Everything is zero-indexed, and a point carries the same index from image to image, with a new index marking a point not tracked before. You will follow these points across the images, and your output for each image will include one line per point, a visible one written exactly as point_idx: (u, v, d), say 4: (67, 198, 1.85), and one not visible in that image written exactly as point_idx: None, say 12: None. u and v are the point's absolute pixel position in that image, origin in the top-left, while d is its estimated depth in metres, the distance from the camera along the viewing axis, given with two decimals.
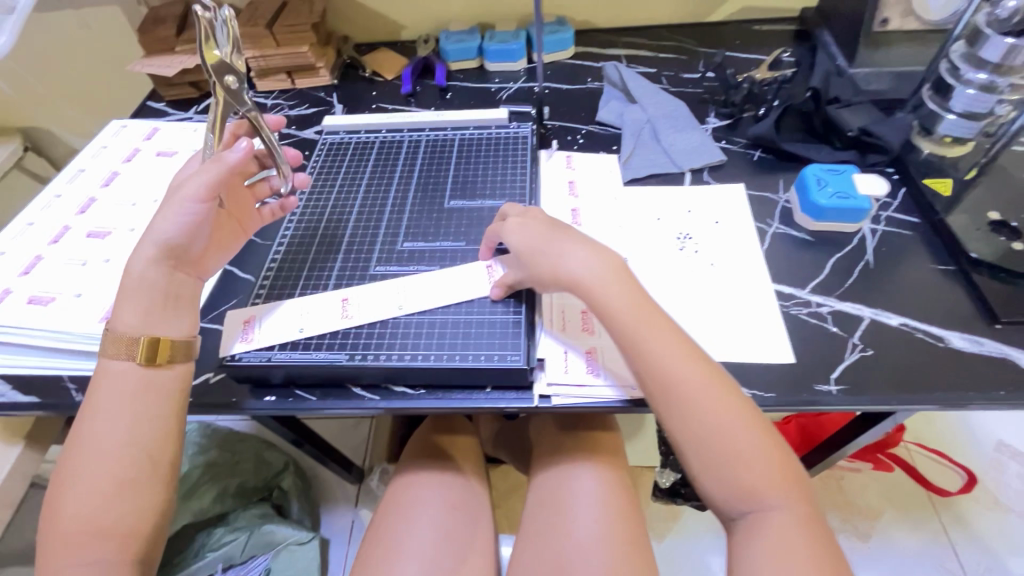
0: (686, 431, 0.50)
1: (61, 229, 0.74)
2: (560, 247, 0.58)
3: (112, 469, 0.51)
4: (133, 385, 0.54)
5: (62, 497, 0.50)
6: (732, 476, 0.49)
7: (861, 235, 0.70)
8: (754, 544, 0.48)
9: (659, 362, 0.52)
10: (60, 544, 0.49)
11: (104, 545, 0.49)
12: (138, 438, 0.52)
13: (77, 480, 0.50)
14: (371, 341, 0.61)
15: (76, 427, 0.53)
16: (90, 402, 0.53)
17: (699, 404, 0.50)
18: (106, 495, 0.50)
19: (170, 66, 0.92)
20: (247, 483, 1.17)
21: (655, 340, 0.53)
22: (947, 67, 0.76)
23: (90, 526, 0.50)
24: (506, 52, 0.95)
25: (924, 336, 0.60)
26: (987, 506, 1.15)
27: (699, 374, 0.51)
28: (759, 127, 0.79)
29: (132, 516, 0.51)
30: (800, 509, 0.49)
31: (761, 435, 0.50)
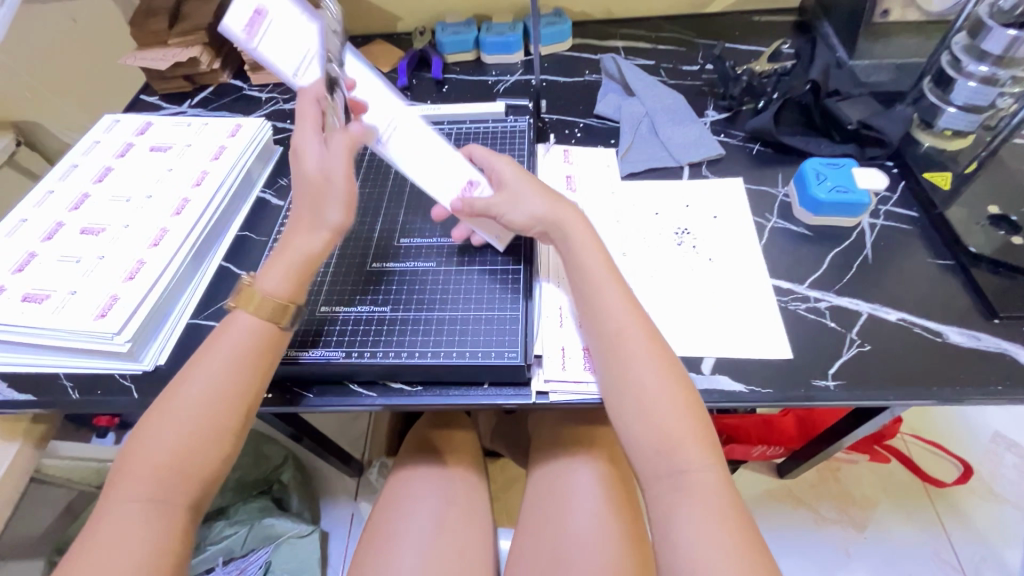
0: (630, 394, 0.51)
1: (54, 225, 0.73)
2: (533, 201, 0.60)
3: (203, 413, 0.49)
4: (257, 337, 0.52)
5: (146, 429, 0.48)
6: (665, 439, 0.49)
7: (860, 229, 0.70)
8: (681, 503, 0.47)
9: (618, 326, 0.54)
10: (124, 477, 0.47)
11: (159, 491, 0.46)
12: (236, 391, 0.50)
13: (169, 414, 0.49)
14: (367, 337, 0.60)
15: (192, 362, 0.51)
16: (211, 342, 0.52)
17: (647, 360, 0.52)
18: (185, 439, 0.48)
19: (163, 60, 0.91)
20: (245, 477, 1.19)
21: (620, 304, 0.55)
22: (948, 60, 0.75)
23: (160, 466, 0.47)
24: (503, 44, 0.94)
25: (922, 330, 0.60)
26: (982, 496, 1.16)
27: (651, 338, 0.53)
28: (757, 120, 0.78)
29: (199, 470, 0.48)
30: (722, 482, 0.48)
31: (696, 406, 0.51)
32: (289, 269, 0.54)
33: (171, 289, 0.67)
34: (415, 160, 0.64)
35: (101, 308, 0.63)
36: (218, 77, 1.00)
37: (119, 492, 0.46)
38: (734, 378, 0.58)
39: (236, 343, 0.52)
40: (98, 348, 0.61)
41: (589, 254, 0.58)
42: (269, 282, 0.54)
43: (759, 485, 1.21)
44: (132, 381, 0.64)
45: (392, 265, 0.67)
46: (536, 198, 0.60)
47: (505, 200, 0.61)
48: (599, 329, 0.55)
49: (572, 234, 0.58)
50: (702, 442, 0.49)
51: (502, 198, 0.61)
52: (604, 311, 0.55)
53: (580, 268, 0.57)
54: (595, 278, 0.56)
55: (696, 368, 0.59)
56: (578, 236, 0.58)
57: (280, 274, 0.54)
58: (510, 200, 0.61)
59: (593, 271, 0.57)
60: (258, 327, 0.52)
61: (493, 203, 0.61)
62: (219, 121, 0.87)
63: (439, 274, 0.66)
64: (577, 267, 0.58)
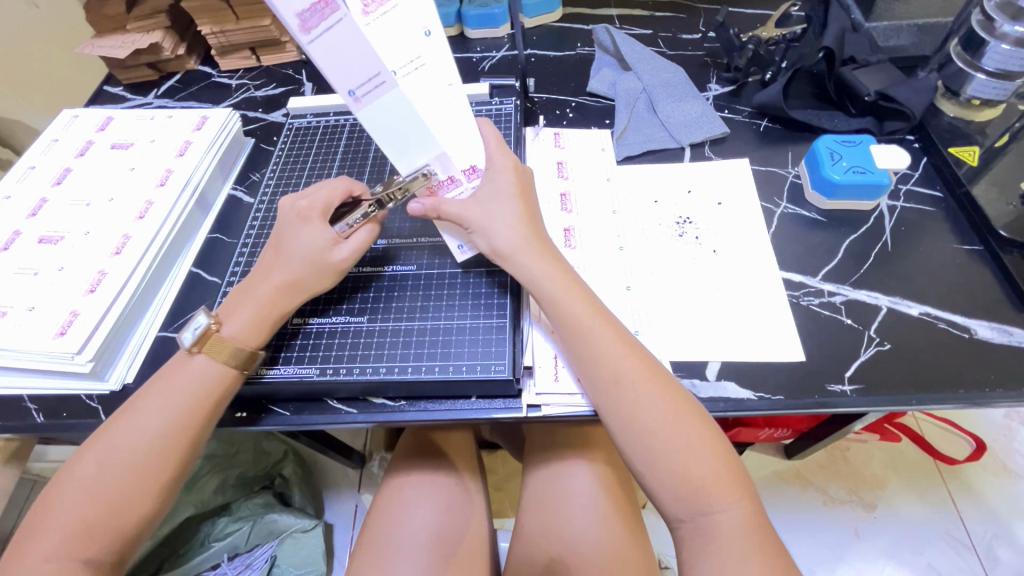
0: (635, 446, 0.47)
1: (11, 234, 0.68)
2: (509, 225, 0.53)
3: (136, 464, 0.47)
4: (205, 383, 0.51)
5: (77, 472, 0.47)
6: (682, 485, 0.46)
7: (878, 213, 0.65)
8: (705, 550, 0.45)
9: (609, 375, 0.49)
10: (44, 531, 0.45)
11: (82, 548, 0.45)
12: (176, 439, 0.49)
13: (101, 465, 0.47)
14: (341, 356, 0.56)
15: (125, 410, 0.50)
16: (155, 387, 0.51)
17: (647, 404, 0.48)
18: (117, 491, 0.46)
19: (122, 47, 0.84)
20: (247, 473, 1.07)
21: (607, 340, 0.50)
22: (980, 19, 0.68)
23: (83, 521, 0.45)
24: (487, 17, 0.86)
25: (947, 326, 0.56)
26: (995, 473, 1.08)
27: (646, 374, 0.49)
28: (764, 93, 0.71)
29: (125, 522, 0.47)
30: (745, 511, 0.46)
31: (710, 439, 0.47)
32: (256, 316, 0.53)
33: (135, 302, 0.63)
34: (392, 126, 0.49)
35: (61, 325, 0.59)
36: (184, 63, 0.93)
37: (39, 548, 0.45)
38: (742, 385, 0.54)
39: (184, 388, 0.50)
40: (58, 369, 0.57)
41: (568, 300, 0.51)
42: (233, 325, 0.53)
43: (764, 466, 1.12)
44: (98, 402, 0.60)
45: (366, 272, 0.62)
46: (517, 219, 0.54)
47: (478, 219, 0.53)
48: (590, 378, 0.50)
49: (541, 283, 0.52)
50: (723, 478, 0.46)
51: (473, 212, 0.54)
52: (592, 358, 0.50)
53: (559, 314, 0.51)
54: (578, 326, 0.51)
55: (701, 375, 0.55)
56: (551, 279, 0.52)
57: (246, 319, 0.53)
58: (485, 217, 0.54)
59: (574, 316, 0.51)
60: (214, 371, 0.51)
61: (466, 212, 0.54)
62: (184, 113, 0.80)
63: (420, 279, 0.61)
64: (562, 308, 0.51)
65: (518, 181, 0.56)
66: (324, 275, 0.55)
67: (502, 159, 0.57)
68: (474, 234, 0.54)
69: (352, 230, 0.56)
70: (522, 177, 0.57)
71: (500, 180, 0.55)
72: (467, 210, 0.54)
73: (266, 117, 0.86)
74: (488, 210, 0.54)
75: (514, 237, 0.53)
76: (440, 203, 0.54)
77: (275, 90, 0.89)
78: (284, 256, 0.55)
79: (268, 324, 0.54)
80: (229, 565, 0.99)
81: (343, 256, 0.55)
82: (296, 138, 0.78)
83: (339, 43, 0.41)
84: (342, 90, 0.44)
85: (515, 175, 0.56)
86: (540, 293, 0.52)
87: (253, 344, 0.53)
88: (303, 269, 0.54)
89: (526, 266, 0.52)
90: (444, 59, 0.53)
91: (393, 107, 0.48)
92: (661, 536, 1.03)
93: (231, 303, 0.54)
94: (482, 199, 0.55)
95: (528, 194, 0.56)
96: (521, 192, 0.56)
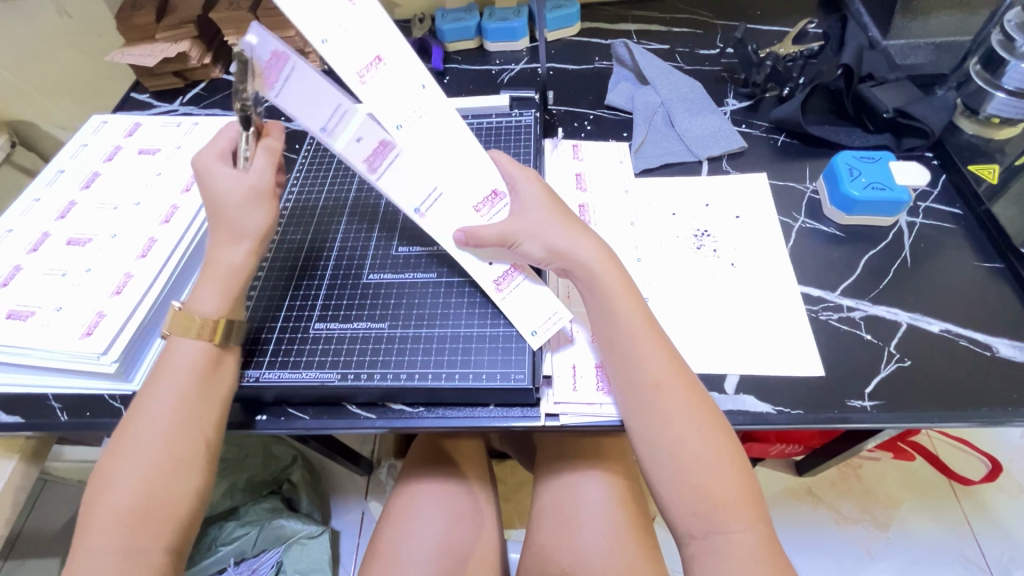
0: (659, 451, 0.47)
1: (40, 236, 0.70)
2: (553, 227, 0.54)
3: (170, 452, 0.48)
4: (202, 361, 0.52)
5: (112, 471, 0.47)
6: (702, 497, 0.46)
7: (897, 229, 0.65)
8: (717, 570, 0.45)
9: (649, 378, 0.49)
10: (94, 530, 0.46)
11: (137, 540, 0.45)
12: (189, 421, 0.49)
13: (131, 458, 0.47)
14: (364, 359, 0.57)
15: (142, 402, 0.50)
16: (155, 378, 0.51)
17: (675, 411, 0.48)
18: (158, 481, 0.47)
19: (150, 55, 0.86)
20: (256, 477, 1.09)
21: (644, 346, 0.50)
22: (1000, 39, 0.68)
23: (124, 514, 0.46)
24: (507, 31, 0.87)
25: (968, 343, 0.55)
26: (1011, 495, 1.06)
27: (677, 382, 0.49)
28: (782, 109, 0.72)
29: (171, 510, 0.47)
30: (761, 529, 0.46)
31: (731, 452, 0.47)
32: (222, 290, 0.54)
33: (160, 304, 0.64)
34: (414, 184, 0.56)
35: (87, 326, 0.60)
36: (210, 72, 0.95)
37: (91, 546, 0.45)
38: (761, 398, 0.54)
39: (184, 372, 0.51)
40: (83, 369, 0.58)
41: (622, 298, 0.51)
42: (202, 303, 0.53)
43: (775, 482, 1.11)
44: (121, 402, 0.61)
45: (389, 277, 0.63)
46: (559, 225, 0.54)
47: (520, 231, 0.54)
48: (623, 379, 0.50)
49: (602, 274, 0.52)
50: (742, 494, 0.46)
51: (517, 226, 0.54)
52: (630, 362, 0.50)
53: (608, 312, 0.51)
54: (624, 324, 0.51)
55: (720, 388, 0.55)
56: (607, 275, 0.52)
57: (215, 296, 0.53)
58: (529, 229, 0.54)
59: (623, 316, 0.51)
60: (202, 352, 0.52)
61: (508, 225, 0.54)
62: (210, 121, 0.82)
63: (440, 286, 0.62)
64: (606, 311, 0.51)
65: (546, 190, 0.57)
66: (248, 206, 0.55)
67: (523, 177, 0.57)
68: (524, 246, 0.54)
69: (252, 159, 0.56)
70: (546, 187, 0.57)
71: (529, 190, 0.56)
72: (509, 224, 0.54)
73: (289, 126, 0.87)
74: (529, 219, 0.54)
75: (558, 243, 0.53)
76: (475, 229, 0.55)
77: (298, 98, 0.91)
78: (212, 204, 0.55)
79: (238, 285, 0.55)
80: (235, 570, 0.99)
81: (260, 181, 0.55)
82: (318, 146, 0.79)
83: (385, 91, 0.53)
84: (409, 208, 0.56)
85: (540, 185, 0.57)
86: (597, 287, 0.52)
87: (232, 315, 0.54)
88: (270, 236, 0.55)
89: (584, 257, 0.52)
90: (444, 107, 0.57)
91: (411, 176, 0.56)
92: (670, 550, 1.02)
93: (194, 284, 0.54)
94: (523, 211, 0.55)
95: (557, 198, 0.57)
96: (554, 200, 0.56)
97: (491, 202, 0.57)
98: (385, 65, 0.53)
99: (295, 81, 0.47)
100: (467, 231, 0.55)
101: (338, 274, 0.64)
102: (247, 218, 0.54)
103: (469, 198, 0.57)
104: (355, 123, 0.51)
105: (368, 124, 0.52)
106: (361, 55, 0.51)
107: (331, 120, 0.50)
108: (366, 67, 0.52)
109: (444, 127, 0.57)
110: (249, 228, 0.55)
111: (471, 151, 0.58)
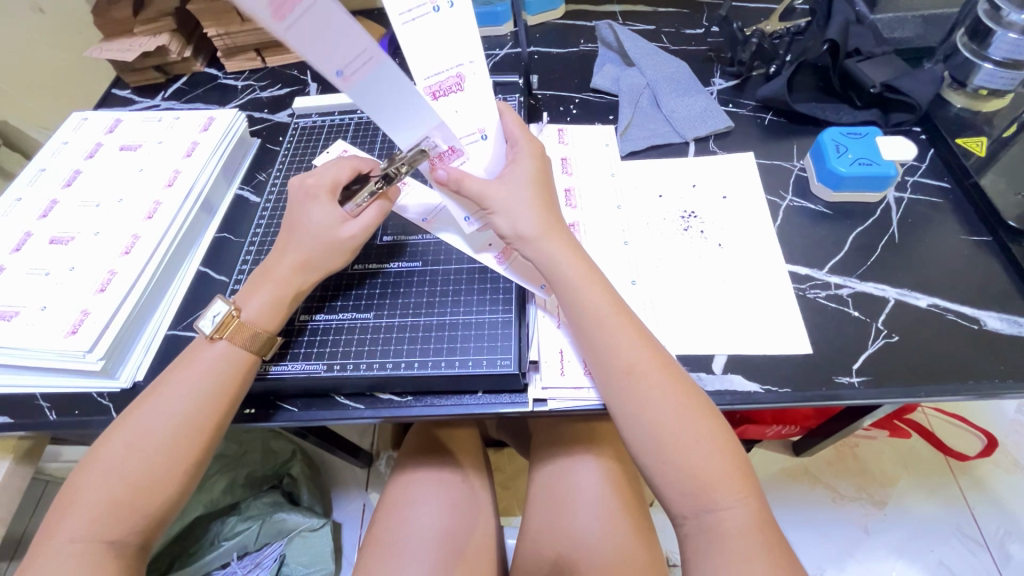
0: (642, 438, 0.47)
1: (22, 236, 0.69)
2: (527, 209, 0.53)
3: (160, 452, 0.48)
4: (220, 364, 0.51)
5: (101, 459, 0.47)
6: (689, 481, 0.46)
7: (885, 205, 0.64)
8: (709, 548, 0.45)
9: (622, 365, 0.49)
10: (70, 515, 0.46)
11: (107, 532, 0.45)
12: (197, 422, 0.49)
13: (123, 452, 0.47)
14: (350, 351, 0.57)
15: (149, 395, 0.50)
16: (174, 373, 0.51)
17: (653, 400, 0.47)
18: (141, 479, 0.47)
19: (130, 50, 0.84)
20: (257, 472, 1.08)
21: (618, 335, 0.50)
22: (986, 8, 0.68)
23: (107, 505, 0.46)
24: (490, 15, 0.86)
25: (956, 317, 0.55)
26: (1006, 469, 1.07)
27: (655, 371, 0.48)
28: (769, 87, 0.71)
29: (148, 508, 0.47)
30: (750, 509, 0.46)
31: (718, 438, 0.47)
32: (273, 298, 0.54)
33: (144, 301, 0.63)
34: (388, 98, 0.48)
35: (72, 324, 0.59)
36: (190, 65, 0.94)
37: (64, 531, 0.45)
38: (748, 378, 0.54)
39: (203, 375, 0.51)
40: (70, 368, 0.58)
41: (585, 287, 0.51)
42: (253, 308, 0.54)
43: (772, 464, 1.12)
44: (109, 399, 0.61)
45: (375, 268, 0.63)
46: (534, 206, 0.53)
47: (499, 207, 0.53)
48: (601, 368, 0.50)
49: (564, 268, 0.51)
50: (729, 475, 0.46)
51: (495, 194, 0.53)
52: (604, 351, 0.50)
53: (579, 301, 0.51)
54: (593, 314, 0.50)
55: (707, 368, 0.55)
56: (570, 267, 0.51)
57: (265, 300, 0.54)
58: (505, 201, 0.53)
59: (593, 307, 0.50)
60: (230, 352, 0.52)
61: (487, 193, 0.53)
62: (191, 114, 0.81)
63: (425, 275, 0.62)
64: (577, 301, 0.51)
65: (539, 168, 0.55)
66: (320, 203, 0.56)
67: (524, 145, 0.56)
68: (495, 216, 0.53)
69: (362, 206, 0.57)
70: (541, 163, 0.56)
71: (522, 164, 0.55)
72: (489, 190, 0.53)
73: (272, 117, 0.86)
74: (512, 195, 0.53)
75: (528, 229, 0.52)
76: (460, 175, 0.53)
77: (281, 90, 0.90)
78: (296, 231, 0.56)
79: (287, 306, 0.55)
80: (238, 564, 1.00)
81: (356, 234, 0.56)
82: (301, 137, 0.78)
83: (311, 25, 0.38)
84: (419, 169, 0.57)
85: (538, 162, 0.56)
86: (560, 278, 0.51)
87: (270, 328, 0.54)
88: (314, 249, 0.55)
89: (550, 247, 0.52)
90: (453, 37, 0.53)
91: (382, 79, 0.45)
92: (667, 533, 1.04)
93: (248, 287, 0.55)
94: (504, 183, 0.54)
95: (547, 181, 0.56)
96: (540, 181, 0.55)
97: (449, 156, 0.55)
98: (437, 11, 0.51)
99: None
100: (449, 169, 0.53)
101: None
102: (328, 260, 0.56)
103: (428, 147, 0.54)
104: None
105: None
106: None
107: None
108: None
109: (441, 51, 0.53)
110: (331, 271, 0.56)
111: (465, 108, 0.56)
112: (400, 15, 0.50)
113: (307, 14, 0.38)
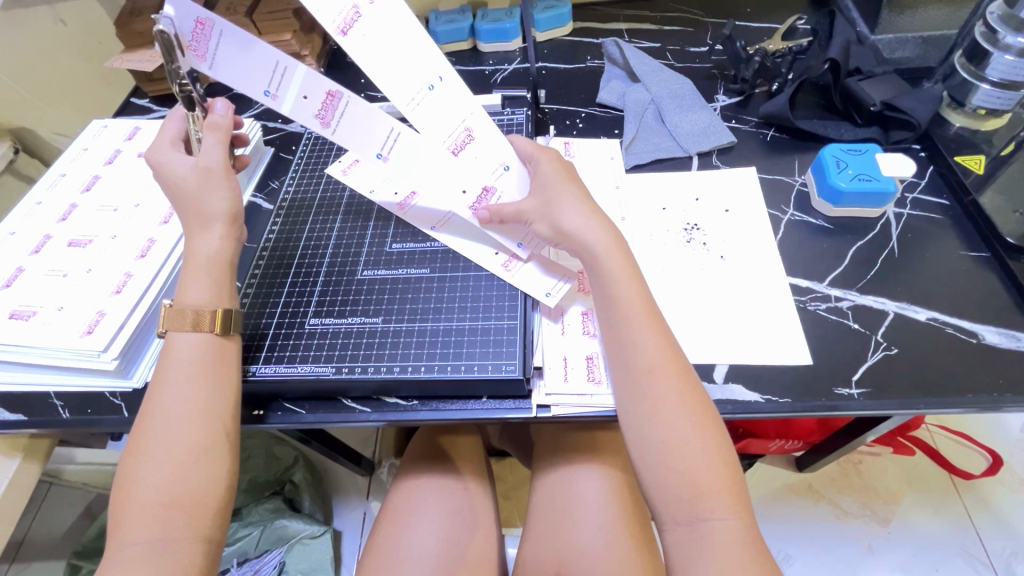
0: (650, 441, 0.48)
1: (42, 238, 0.71)
2: (572, 205, 0.55)
3: (180, 444, 0.48)
4: (208, 351, 0.52)
5: (133, 470, 0.48)
6: (689, 487, 0.46)
7: (885, 220, 0.65)
8: (701, 556, 0.46)
9: (641, 364, 0.50)
10: (125, 524, 0.46)
11: (168, 530, 0.46)
12: (204, 406, 0.50)
13: (150, 455, 0.48)
14: (359, 353, 0.58)
15: (151, 399, 0.50)
16: (162, 374, 0.51)
17: (661, 403, 0.48)
18: (177, 472, 0.47)
19: (150, 60, 0.87)
20: (257, 478, 1.11)
21: (639, 332, 0.51)
22: (983, 31, 0.69)
23: (154, 504, 0.46)
24: (499, 31, 0.88)
25: (955, 331, 0.56)
26: (1011, 488, 1.06)
27: (667, 372, 0.49)
28: (771, 104, 0.73)
29: (196, 498, 0.47)
30: (743, 520, 0.46)
31: (716, 439, 0.48)
32: (213, 278, 0.54)
33: (158, 303, 0.65)
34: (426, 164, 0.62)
35: (88, 325, 0.61)
36: None
37: (124, 543, 0.45)
38: (749, 388, 0.54)
39: (188, 367, 0.51)
40: (85, 367, 0.59)
41: (622, 282, 0.52)
42: (191, 295, 0.53)
43: (776, 477, 1.12)
44: (121, 399, 0.62)
45: (384, 272, 0.65)
46: (578, 200, 0.56)
47: (536, 211, 0.57)
48: (621, 367, 0.51)
49: (605, 260, 0.53)
50: (726, 481, 0.47)
51: (534, 205, 0.57)
52: (629, 348, 0.51)
53: (610, 295, 0.52)
54: (621, 309, 0.52)
55: (708, 377, 0.55)
56: (594, 263, 0.53)
57: (205, 285, 0.54)
58: (539, 209, 0.57)
59: (620, 303, 0.52)
60: (199, 342, 0.52)
61: (524, 209, 0.58)
62: None
63: (433, 282, 0.63)
64: (609, 296, 0.52)
65: (562, 169, 0.59)
66: (171, 153, 0.56)
67: (542, 154, 0.60)
68: (535, 223, 0.57)
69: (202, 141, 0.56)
70: (560, 162, 0.60)
71: (543, 169, 0.59)
72: (524, 206, 0.58)
73: (286, 127, 0.88)
74: (542, 201, 0.57)
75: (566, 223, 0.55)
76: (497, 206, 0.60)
77: None
78: (178, 194, 0.55)
79: (222, 272, 0.55)
80: (238, 570, 1.00)
81: (211, 160, 0.55)
82: (314, 147, 0.80)
83: (352, 122, 0.58)
84: (372, 155, 0.61)
85: (558, 162, 0.60)
86: (600, 271, 0.53)
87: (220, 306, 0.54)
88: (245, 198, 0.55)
89: (588, 240, 0.54)
90: (457, 98, 0.58)
91: (411, 151, 0.62)
92: None
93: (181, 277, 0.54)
94: (534, 194, 0.58)
95: (571, 174, 0.59)
96: (567, 177, 0.58)
97: (484, 199, 0.62)
98: (443, 84, 0.58)
99: (219, 52, 0.52)
100: (489, 208, 0.60)
101: (333, 269, 0.66)
102: (208, 197, 0.55)
103: (462, 202, 0.62)
104: (298, 81, 0.54)
105: (309, 79, 0.54)
106: (416, 80, 0.57)
107: (273, 84, 0.54)
108: (323, 106, 0.56)
109: (449, 109, 0.59)
110: (214, 210, 0.55)
111: (484, 145, 0.60)
112: (406, 104, 0.57)
113: (343, 114, 0.57)
